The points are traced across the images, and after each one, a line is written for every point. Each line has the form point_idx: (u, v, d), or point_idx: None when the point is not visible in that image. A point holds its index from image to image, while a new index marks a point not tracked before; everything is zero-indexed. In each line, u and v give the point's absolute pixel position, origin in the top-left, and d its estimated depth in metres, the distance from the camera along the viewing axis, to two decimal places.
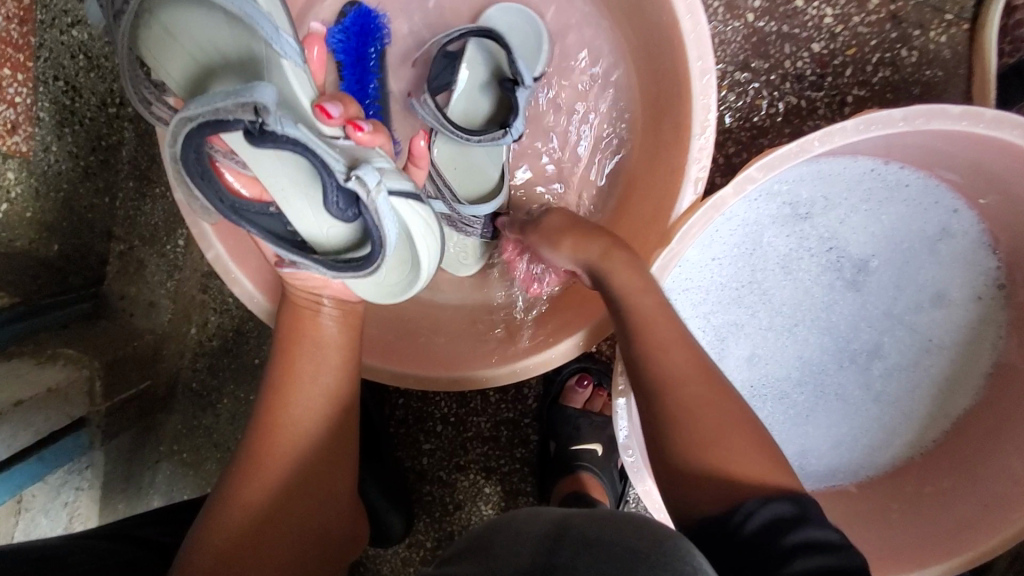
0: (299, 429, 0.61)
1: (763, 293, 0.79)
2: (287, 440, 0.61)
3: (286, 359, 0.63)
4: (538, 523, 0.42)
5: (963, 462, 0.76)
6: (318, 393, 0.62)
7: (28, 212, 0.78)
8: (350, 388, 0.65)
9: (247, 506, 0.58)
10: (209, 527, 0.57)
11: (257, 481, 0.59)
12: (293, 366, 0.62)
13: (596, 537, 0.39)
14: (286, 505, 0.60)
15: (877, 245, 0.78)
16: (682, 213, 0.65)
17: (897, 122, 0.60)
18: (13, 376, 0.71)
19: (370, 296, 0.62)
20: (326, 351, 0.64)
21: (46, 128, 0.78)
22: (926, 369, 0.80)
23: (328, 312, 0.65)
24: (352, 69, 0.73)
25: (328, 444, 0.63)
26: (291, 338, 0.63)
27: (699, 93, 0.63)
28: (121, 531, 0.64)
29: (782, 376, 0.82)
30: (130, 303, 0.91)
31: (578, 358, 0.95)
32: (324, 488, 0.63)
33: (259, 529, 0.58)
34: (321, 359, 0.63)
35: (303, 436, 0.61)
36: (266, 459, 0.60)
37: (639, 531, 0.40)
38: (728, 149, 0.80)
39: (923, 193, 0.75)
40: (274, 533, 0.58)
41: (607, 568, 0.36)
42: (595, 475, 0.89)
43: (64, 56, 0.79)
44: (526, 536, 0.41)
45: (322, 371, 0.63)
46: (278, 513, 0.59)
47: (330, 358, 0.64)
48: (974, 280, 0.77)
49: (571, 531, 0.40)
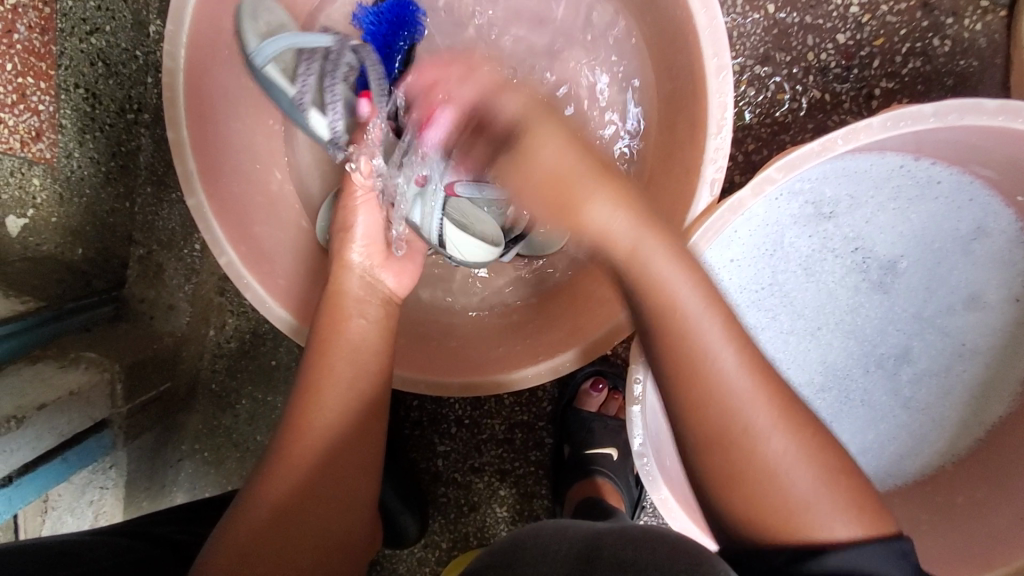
0: (329, 421, 0.59)
1: (787, 296, 0.77)
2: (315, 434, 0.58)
3: (320, 349, 0.62)
4: (565, 539, 0.44)
5: (997, 470, 0.72)
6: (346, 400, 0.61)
7: (54, 216, 0.86)
8: (369, 385, 0.62)
9: (284, 481, 0.56)
10: (235, 523, 0.55)
11: (291, 465, 0.57)
12: (332, 348, 0.62)
13: (626, 553, 0.41)
14: (311, 507, 0.57)
15: (905, 245, 0.74)
16: (697, 216, 0.63)
17: (927, 117, 0.57)
18: (35, 381, 0.72)
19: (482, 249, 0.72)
20: (361, 352, 0.62)
21: (69, 134, 0.83)
22: (958, 374, 0.77)
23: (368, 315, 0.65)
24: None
25: (352, 445, 0.60)
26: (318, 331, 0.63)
27: (714, 91, 0.60)
28: (136, 528, 0.65)
29: (805, 381, 0.79)
30: (149, 306, 0.91)
31: (592, 361, 0.93)
32: (351, 481, 0.60)
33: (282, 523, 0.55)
34: (355, 362, 0.62)
35: (332, 426, 0.59)
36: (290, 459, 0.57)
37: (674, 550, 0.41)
38: (748, 146, 0.77)
39: (956, 190, 0.71)
40: (302, 514, 0.56)
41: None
42: (610, 480, 0.87)
43: (83, 64, 0.82)
44: (556, 552, 0.42)
45: (354, 371, 0.61)
46: (308, 515, 0.56)
47: (364, 360, 0.62)
48: (1011, 281, 0.73)
49: (599, 548, 0.42)
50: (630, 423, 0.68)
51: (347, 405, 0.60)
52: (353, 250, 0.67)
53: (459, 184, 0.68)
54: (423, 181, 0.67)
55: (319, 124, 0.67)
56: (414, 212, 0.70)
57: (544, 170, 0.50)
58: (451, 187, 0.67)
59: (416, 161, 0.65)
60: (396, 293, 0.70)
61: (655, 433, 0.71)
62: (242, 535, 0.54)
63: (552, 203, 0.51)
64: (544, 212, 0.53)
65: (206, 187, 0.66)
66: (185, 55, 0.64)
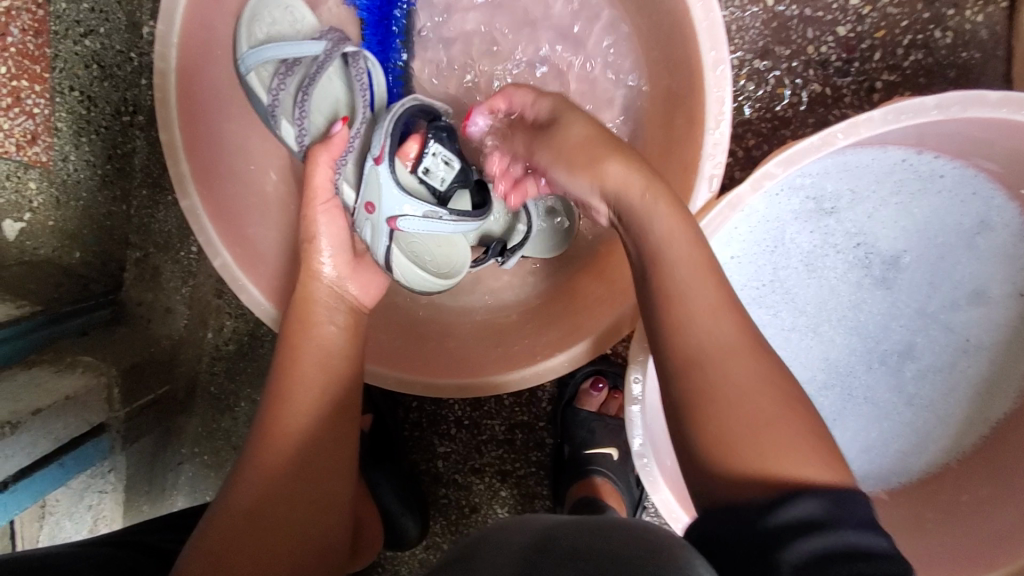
0: (298, 424, 0.60)
1: (787, 293, 0.76)
2: (293, 436, 0.60)
3: (293, 353, 0.62)
4: (526, 532, 0.43)
5: (1002, 468, 0.72)
6: (315, 400, 0.62)
7: (50, 220, 0.85)
8: (340, 387, 0.63)
9: (261, 482, 0.58)
10: (214, 519, 0.56)
11: (268, 467, 0.58)
12: (304, 352, 0.63)
13: (580, 543, 0.40)
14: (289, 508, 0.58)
15: (908, 240, 0.74)
16: (696, 212, 0.62)
17: (929, 110, 0.56)
18: (32, 386, 0.72)
19: (426, 277, 0.71)
20: (332, 356, 0.64)
21: (64, 137, 0.83)
22: (963, 371, 0.76)
23: (337, 321, 0.66)
24: (374, 28, 0.75)
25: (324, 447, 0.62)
26: (290, 334, 0.63)
27: (712, 85, 0.60)
28: (128, 537, 0.64)
29: (807, 379, 0.78)
30: (147, 310, 0.91)
31: (592, 361, 0.92)
32: (330, 485, 0.61)
33: (255, 522, 0.56)
34: (325, 369, 0.63)
35: (306, 428, 0.61)
36: (266, 458, 0.59)
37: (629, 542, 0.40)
38: (748, 141, 0.76)
39: (959, 183, 0.70)
40: (274, 517, 0.57)
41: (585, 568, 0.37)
42: (609, 480, 0.87)
43: (78, 66, 0.82)
44: (508, 544, 0.41)
45: (326, 375, 0.63)
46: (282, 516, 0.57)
47: (336, 368, 0.64)
48: (1016, 276, 0.72)
49: (553, 539, 0.41)
50: (629, 422, 0.67)
51: (319, 406, 0.62)
52: (324, 262, 0.66)
53: (404, 222, 0.65)
54: (371, 208, 0.65)
55: (287, 127, 0.68)
56: (363, 232, 0.67)
57: (573, 145, 0.56)
58: (394, 223, 0.65)
59: (371, 186, 0.65)
60: (363, 302, 0.69)
61: (655, 432, 0.71)
62: (212, 539, 0.54)
63: (574, 162, 0.55)
64: (564, 177, 0.57)
65: (200, 190, 0.66)
66: (176, 56, 0.63)
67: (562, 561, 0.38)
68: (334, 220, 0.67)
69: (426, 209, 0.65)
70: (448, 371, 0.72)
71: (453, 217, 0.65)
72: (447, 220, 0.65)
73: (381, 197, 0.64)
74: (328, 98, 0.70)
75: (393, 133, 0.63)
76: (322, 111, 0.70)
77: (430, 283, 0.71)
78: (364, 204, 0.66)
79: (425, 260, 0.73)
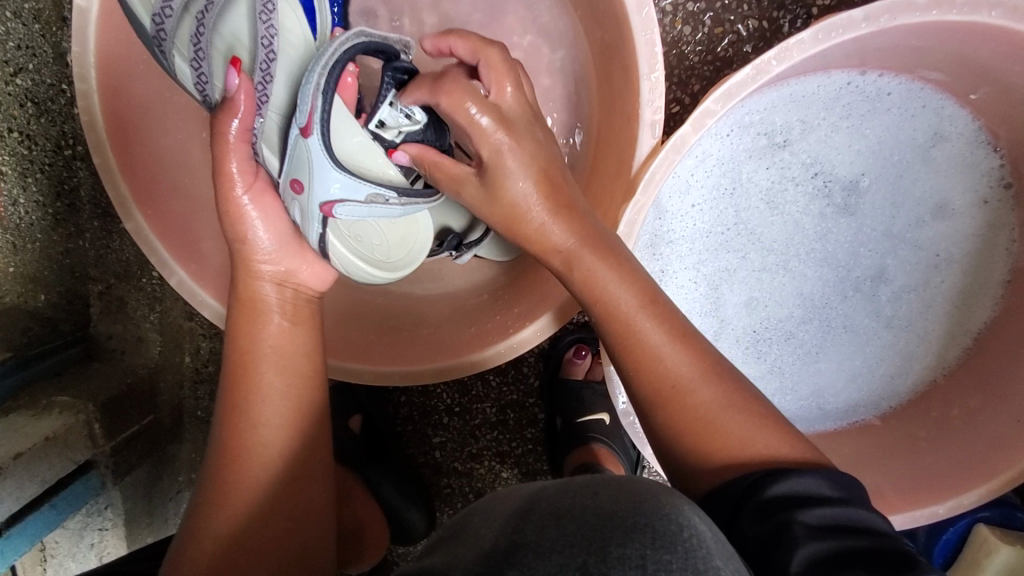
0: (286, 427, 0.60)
1: (752, 233, 0.75)
2: (268, 442, 0.59)
3: (247, 357, 0.61)
4: (509, 500, 0.40)
5: (991, 378, 0.71)
6: (293, 412, 0.60)
7: (12, 266, 0.83)
8: (314, 396, 0.62)
9: (232, 506, 0.57)
10: (197, 538, 0.56)
11: (249, 490, 0.58)
12: (279, 360, 0.61)
13: (566, 504, 0.35)
14: (272, 513, 0.58)
15: (865, 163, 0.73)
16: (642, 161, 0.62)
17: (858, 23, 0.56)
18: (10, 430, 0.70)
19: (369, 265, 0.64)
20: (294, 361, 0.62)
21: (11, 180, 0.81)
22: (937, 286, 0.75)
23: (282, 318, 0.63)
24: None
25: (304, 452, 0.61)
26: (245, 340, 0.61)
27: (639, 31, 0.59)
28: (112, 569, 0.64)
29: (784, 317, 0.78)
30: (119, 342, 0.90)
31: (573, 330, 0.91)
32: (307, 487, 0.62)
33: (238, 536, 0.56)
34: (300, 373, 0.61)
35: (285, 437, 0.60)
36: (246, 472, 0.58)
37: (621, 494, 0.36)
38: (693, 87, 0.76)
39: (908, 98, 0.70)
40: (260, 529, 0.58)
41: (573, 540, 0.32)
42: (604, 445, 0.88)
43: (13, 106, 0.79)
44: (495, 515, 0.38)
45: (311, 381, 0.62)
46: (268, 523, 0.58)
47: (300, 368, 0.62)
48: (976, 184, 0.71)
49: (541, 503, 0.37)
50: (610, 383, 0.67)
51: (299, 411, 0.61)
52: (262, 261, 0.63)
53: (341, 208, 0.57)
54: (298, 185, 0.57)
55: (181, 69, 0.55)
56: (293, 214, 0.61)
57: (498, 212, 0.55)
58: (328, 209, 0.57)
59: (300, 161, 0.55)
60: (314, 287, 0.67)
61: None
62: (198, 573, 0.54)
63: (502, 225, 0.56)
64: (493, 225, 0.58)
65: (144, 211, 0.66)
66: (96, 76, 0.62)
67: (536, 529, 0.34)
68: (266, 210, 0.62)
69: (370, 193, 0.57)
70: (427, 359, 0.72)
71: (401, 201, 0.58)
72: (394, 204, 0.58)
73: (310, 174, 0.55)
74: (228, 34, 0.53)
75: (326, 90, 0.52)
76: (220, 49, 0.54)
77: (373, 273, 0.64)
78: (292, 180, 0.57)
79: (373, 247, 0.64)
